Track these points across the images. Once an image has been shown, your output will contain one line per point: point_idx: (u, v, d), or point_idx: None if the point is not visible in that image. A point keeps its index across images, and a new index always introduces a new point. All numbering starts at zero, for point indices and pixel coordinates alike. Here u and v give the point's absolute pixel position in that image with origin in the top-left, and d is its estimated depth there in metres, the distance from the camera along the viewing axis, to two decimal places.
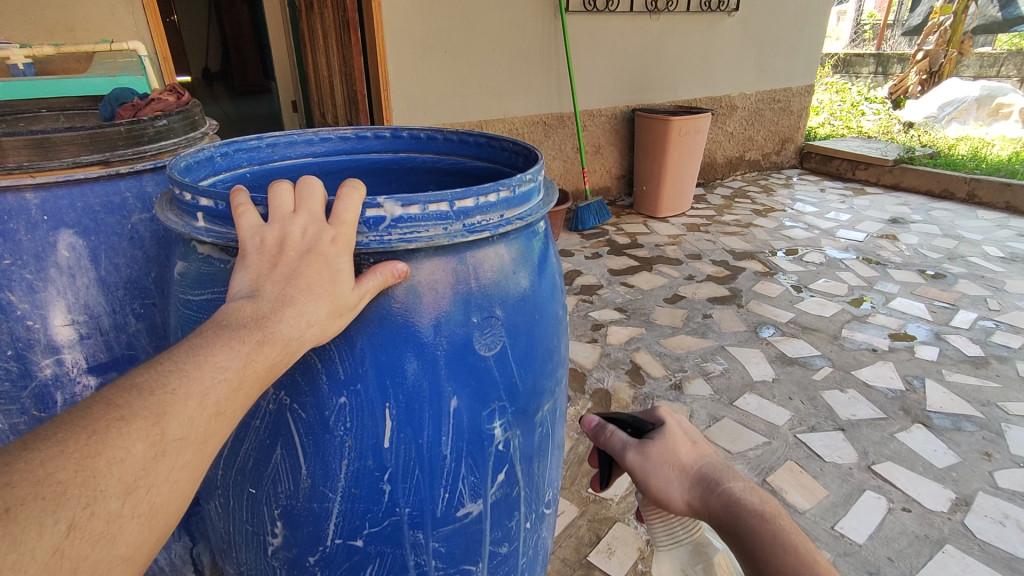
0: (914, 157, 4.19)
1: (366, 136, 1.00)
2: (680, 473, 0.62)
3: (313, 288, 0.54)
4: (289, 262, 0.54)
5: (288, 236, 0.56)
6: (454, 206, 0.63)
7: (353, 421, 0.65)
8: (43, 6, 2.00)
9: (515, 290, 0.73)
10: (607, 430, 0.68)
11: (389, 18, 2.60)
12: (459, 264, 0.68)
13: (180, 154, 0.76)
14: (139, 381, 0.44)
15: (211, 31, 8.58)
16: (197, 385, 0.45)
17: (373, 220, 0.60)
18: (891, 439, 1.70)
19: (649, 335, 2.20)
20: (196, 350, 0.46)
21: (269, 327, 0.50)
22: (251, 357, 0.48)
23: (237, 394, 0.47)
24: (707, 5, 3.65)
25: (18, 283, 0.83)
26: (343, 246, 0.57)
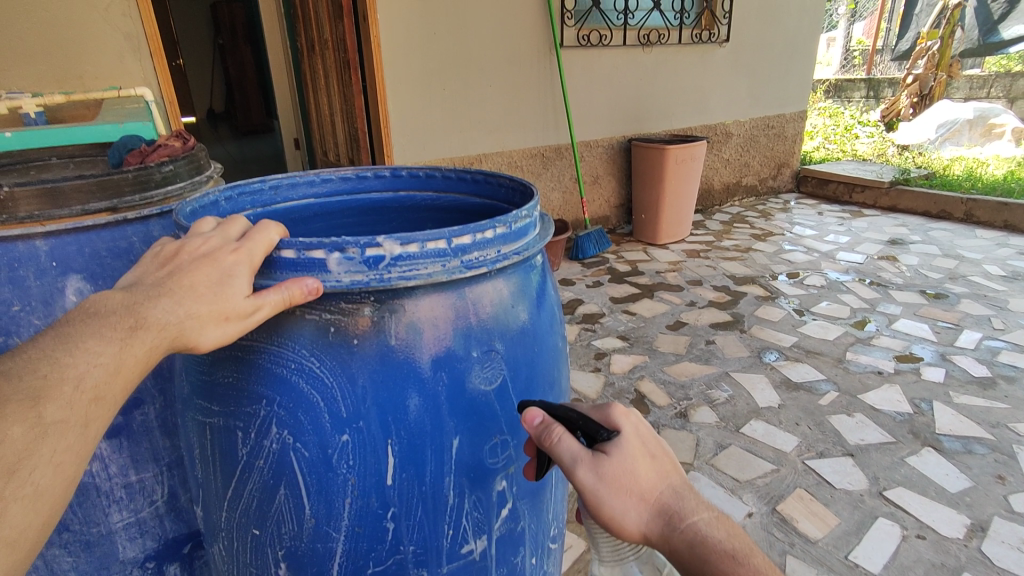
0: (910, 178, 4.23)
1: (366, 175, 1.03)
2: (637, 500, 0.58)
3: (196, 288, 0.55)
4: (180, 263, 0.57)
5: (187, 245, 0.59)
6: (452, 244, 0.64)
7: (356, 459, 0.66)
8: (55, 57, 2.07)
9: (514, 323, 0.74)
10: (554, 437, 0.60)
11: (388, 59, 2.68)
12: (459, 298, 0.69)
13: (186, 199, 0.78)
14: (5, 368, 0.46)
15: (217, 75, 8.80)
16: (71, 370, 0.48)
17: (373, 259, 0.61)
18: (901, 464, 1.68)
19: (652, 363, 2.20)
20: (67, 338, 0.49)
21: (141, 313, 0.52)
22: (126, 343, 0.51)
23: (116, 377, 0.50)
24: (698, 37, 3.74)
25: (26, 329, 0.85)
26: (242, 256, 0.58)
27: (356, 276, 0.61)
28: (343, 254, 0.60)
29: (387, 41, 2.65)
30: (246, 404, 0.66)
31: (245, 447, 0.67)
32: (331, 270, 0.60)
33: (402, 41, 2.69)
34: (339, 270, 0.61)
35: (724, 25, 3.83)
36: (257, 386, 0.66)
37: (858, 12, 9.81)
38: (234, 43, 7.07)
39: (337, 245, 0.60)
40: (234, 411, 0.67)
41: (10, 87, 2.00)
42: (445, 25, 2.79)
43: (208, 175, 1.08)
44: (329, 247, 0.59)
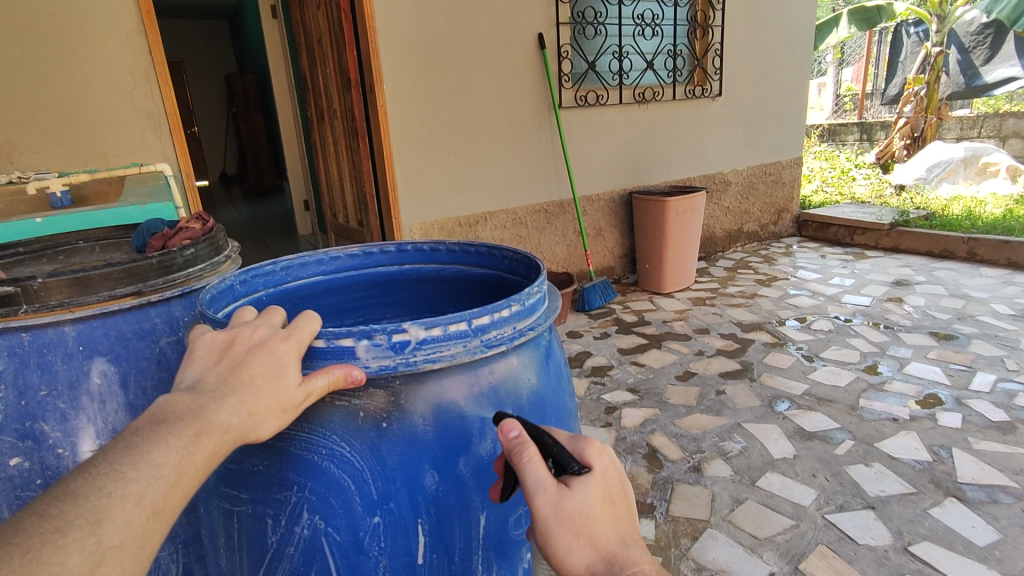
0: (909, 219, 4.28)
1: (373, 251, 1.07)
2: (587, 542, 0.58)
3: (254, 381, 0.57)
4: (236, 355, 0.59)
5: (238, 335, 0.60)
6: (473, 324, 0.68)
7: (387, 540, 0.67)
8: (81, 138, 2.19)
9: (531, 394, 0.77)
10: (524, 457, 0.58)
11: (395, 126, 2.80)
12: (481, 374, 0.71)
13: (205, 288, 0.81)
14: (73, 488, 0.46)
15: (229, 141, 9.18)
16: (134, 485, 0.47)
17: (399, 344, 0.64)
18: (924, 516, 1.64)
19: (663, 416, 2.19)
20: (134, 448, 0.49)
21: (207, 417, 0.53)
22: (190, 451, 0.51)
23: (175, 490, 0.50)
24: (691, 93, 3.89)
25: (52, 413, 0.88)
26: (292, 346, 0.61)
27: (380, 360, 0.64)
28: (371, 341, 0.64)
29: (392, 110, 2.78)
30: (276, 491, 0.68)
31: (275, 534, 0.69)
32: (360, 356, 0.64)
33: (407, 109, 2.82)
34: (367, 356, 0.64)
35: (716, 80, 3.99)
36: (288, 472, 0.67)
37: (845, 60, 10.15)
38: (247, 113, 7.40)
39: (366, 332, 0.63)
40: (264, 498, 0.69)
41: (38, 166, 2.13)
42: (448, 92, 2.93)
43: (226, 256, 1.12)
44: (357, 335, 0.63)
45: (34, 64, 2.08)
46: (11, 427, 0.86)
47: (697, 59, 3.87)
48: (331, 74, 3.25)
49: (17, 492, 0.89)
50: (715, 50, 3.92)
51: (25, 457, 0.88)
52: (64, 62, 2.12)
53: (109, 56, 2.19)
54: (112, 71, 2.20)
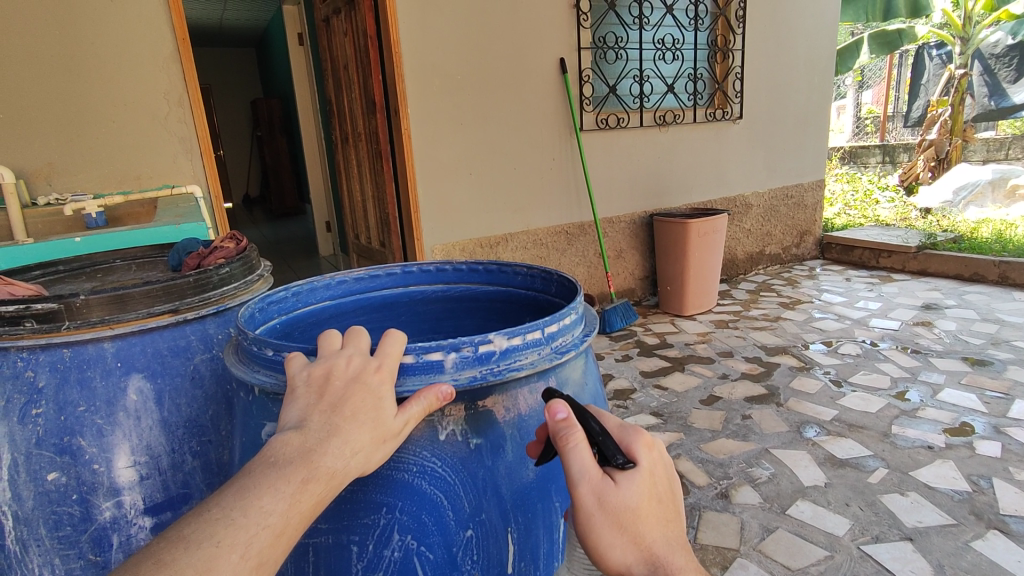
0: (937, 242, 4.21)
1: (378, 274, 1.07)
2: (631, 540, 0.56)
3: (357, 416, 0.56)
4: (336, 391, 0.58)
5: (334, 368, 0.59)
6: (545, 332, 0.70)
7: (479, 552, 0.67)
8: (117, 161, 2.26)
9: (587, 398, 0.80)
10: (570, 442, 0.57)
11: (419, 148, 2.84)
12: (549, 382, 0.73)
13: (242, 311, 0.83)
14: (187, 532, 0.48)
15: (253, 163, 9.41)
16: (243, 534, 0.49)
17: (485, 354, 0.65)
18: (966, 548, 1.58)
19: (688, 441, 2.14)
20: (245, 493, 0.50)
21: (315, 462, 0.53)
22: (296, 498, 0.52)
23: (280, 540, 0.50)
24: (712, 116, 3.90)
25: (88, 429, 0.89)
26: (386, 375, 0.60)
27: (467, 371, 0.64)
28: (459, 353, 0.64)
29: (417, 132, 2.82)
30: (363, 514, 0.65)
31: (361, 561, 0.66)
32: (448, 371, 0.64)
33: (432, 132, 2.87)
34: (453, 367, 0.64)
35: (737, 103, 4.00)
36: (376, 494, 0.65)
37: (866, 83, 10.17)
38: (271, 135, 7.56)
39: (454, 344, 0.64)
40: (348, 524, 0.66)
41: (74, 188, 2.20)
42: (472, 115, 2.98)
43: (259, 274, 1.14)
44: (446, 349, 0.63)
45: (76, 91, 2.16)
46: (50, 441, 0.88)
47: (717, 83, 3.90)
48: (356, 98, 3.32)
49: (54, 507, 0.90)
50: (736, 73, 3.93)
51: (63, 473, 0.89)
52: (105, 89, 2.21)
53: (147, 82, 2.27)
54: (149, 97, 2.29)
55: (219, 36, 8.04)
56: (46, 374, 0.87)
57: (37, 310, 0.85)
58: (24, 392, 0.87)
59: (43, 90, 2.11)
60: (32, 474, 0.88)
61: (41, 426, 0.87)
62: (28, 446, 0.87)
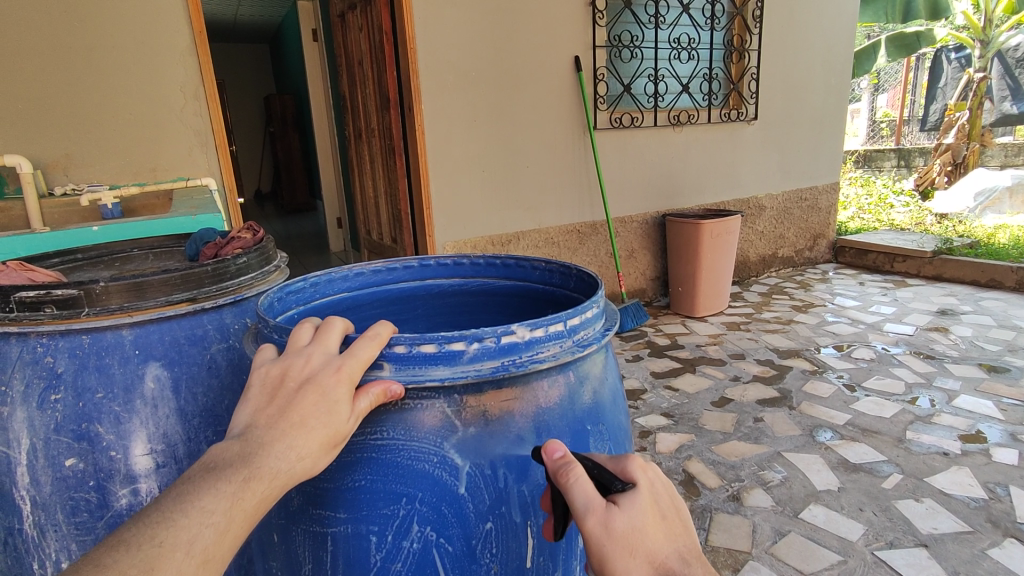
0: (953, 247, 4.16)
1: (395, 267, 1.07)
2: (643, 562, 0.52)
3: (306, 422, 0.55)
4: (287, 394, 0.56)
5: (290, 370, 0.58)
6: (567, 325, 0.70)
7: (498, 546, 0.67)
8: (133, 153, 2.27)
9: (606, 395, 0.79)
10: (571, 476, 0.55)
11: (432, 144, 2.84)
12: (570, 376, 0.73)
13: (262, 297, 0.82)
14: (125, 538, 0.44)
15: (264, 159, 9.47)
16: (185, 532, 0.46)
17: (507, 345, 0.64)
18: (983, 556, 1.55)
19: (700, 442, 2.13)
20: (184, 496, 0.47)
21: (256, 463, 0.51)
22: (239, 497, 0.49)
23: (225, 537, 0.47)
24: (727, 116, 3.88)
25: (107, 416, 0.89)
26: (344, 377, 0.58)
27: (489, 362, 0.64)
28: (481, 342, 0.63)
29: (430, 129, 2.82)
30: (382, 505, 0.66)
31: (379, 552, 0.66)
32: (465, 360, 0.63)
33: (446, 128, 2.86)
34: (474, 357, 0.63)
35: (752, 104, 3.97)
36: (396, 484, 0.66)
37: (882, 86, 10.15)
38: (283, 130, 7.59)
39: (477, 334, 0.63)
40: (366, 515, 0.66)
41: (91, 179, 2.21)
42: (488, 112, 2.97)
43: (276, 266, 1.13)
44: (469, 338, 0.62)
45: (95, 84, 2.18)
46: (68, 427, 0.88)
47: (733, 83, 3.87)
48: (371, 94, 3.32)
49: (71, 492, 0.90)
50: (751, 74, 3.90)
51: (81, 458, 0.89)
52: (122, 81, 2.22)
53: (164, 75, 2.29)
54: (167, 89, 2.30)
55: (235, 33, 8.09)
56: (65, 360, 0.87)
57: (58, 296, 0.85)
58: (43, 377, 0.87)
59: (65, 82, 2.13)
60: (50, 459, 0.88)
61: (60, 411, 0.87)
62: (47, 431, 0.87)
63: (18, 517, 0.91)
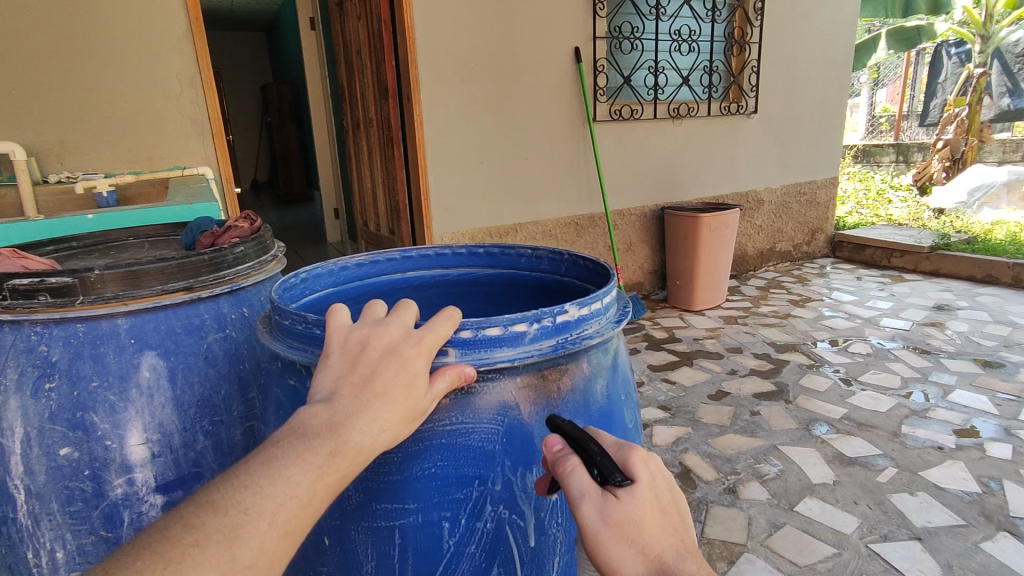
0: (950, 242, 4.16)
1: (378, 260, 1.05)
2: (637, 553, 0.52)
3: (388, 392, 0.54)
4: (369, 361, 0.55)
5: (372, 337, 0.56)
6: (604, 303, 0.74)
7: (561, 515, 0.71)
8: (129, 140, 2.25)
9: (624, 366, 0.85)
10: (566, 468, 0.55)
11: (431, 135, 2.82)
12: (603, 353, 0.77)
13: (274, 290, 0.81)
14: (216, 498, 0.46)
15: (262, 149, 9.41)
16: (269, 502, 0.46)
17: (561, 323, 0.68)
18: (976, 550, 1.56)
19: (696, 435, 2.13)
20: (271, 462, 0.48)
21: (342, 435, 0.50)
22: (324, 470, 0.49)
23: (307, 510, 0.48)
24: (727, 109, 3.86)
25: (101, 405, 0.89)
26: (424, 349, 0.57)
27: (546, 341, 0.67)
28: (540, 323, 0.66)
29: (428, 119, 2.80)
30: (454, 490, 0.66)
31: (452, 537, 0.67)
32: (528, 338, 0.65)
33: (445, 118, 2.84)
34: (534, 337, 0.66)
35: (752, 97, 3.95)
36: (466, 468, 0.66)
37: (881, 81, 10.12)
38: (280, 120, 7.54)
39: (536, 315, 0.65)
40: (439, 501, 0.66)
41: (86, 167, 2.20)
42: (485, 103, 2.95)
43: (272, 255, 1.13)
44: (531, 319, 0.65)
45: (93, 70, 2.16)
46: (63, 416, 0.87)
47: (733, 76, 3.86)
48: (369, 84, 3.30)
49: (66, 482, 0.89)
50: (752, 67, 3.88)
51: (75, 448, 0.89)
52: (118, 69, 2.20)
53: (159, 60, 2.26)
54: (162, 75, 2.27)
55: (232, 21, 8.03)
56: (59, 348, 0.86)
57: (51, 284, 0.84)
58: (37, 366, 0.86)
59: (61, 69, 2.11)
60: (45, 448, 0.87)
61: (54, 400, 0.87)
62: (41, 420, 0.87)
63: (12, 506, 0.90)
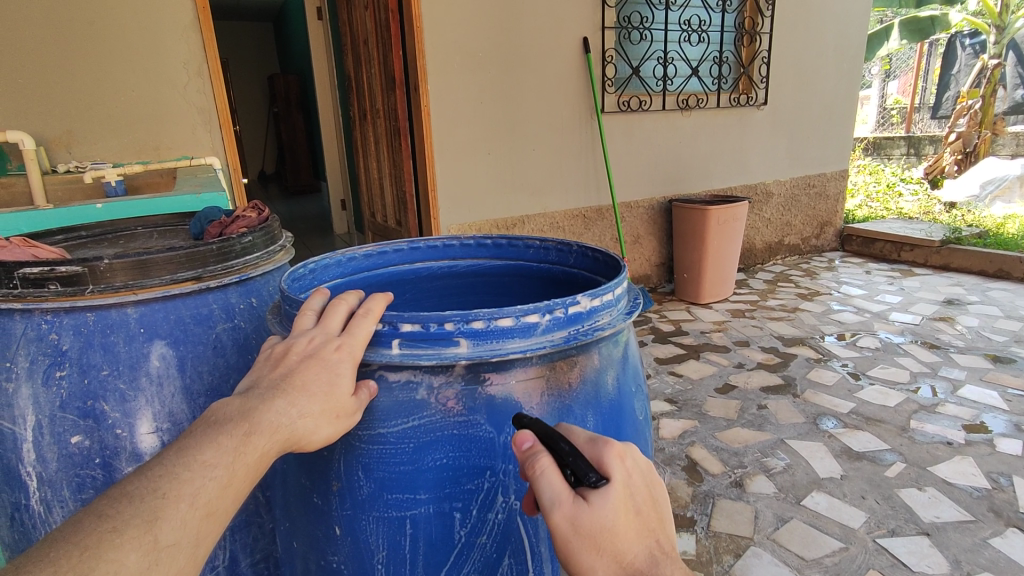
0: (961, 237, 4.12)
1: (387, 251, 1.03)
2: (609, 558, 0.51)
3: (308, 388, 0.57)
4: (290, 364, 0.59)
5: (293, 345, 0.60)
6: (615, 294, 0.73)
7: None
8: (137, 131, 2.25)
9: (635, 357, 0.85)
10: (537, 470, 0.52)
11: (438, 126, 2.81)
12: (614, 345, 0.77)
13: (283, 280, 0.81)
14: (130, 488, 0.46)
15: (269, 139, 9.43)
16: (187, 486, 0.48)
17: (573, 315, 0.67)
18: (985, 545, 1.56)
19: (703, 429, 2.12)
20: (185, 450, 0.49)
21: (255, 417, 0.53)
22: (241, 451, 0.51)
23: (227, 491, 0.50)
24: (736, 101, 3.82)
25: (112, 394, 0.89)
26: (346, 354, 0.60)
27: (559, 332, 0.66)
28: (552, 314, 0.65)
29: (436, 108, 2.78)
30: (466, 480, 0.66)
31: (463, 527, 0.67)
32: (540, 329, 0.65)
33: (451, 107, 2.82)
34: (546, 329, 0.65)
35: (762, 88, 3.91)
36: (478, 458, 0.66)
37: (893, 72, 10.03)
38: (287, 110, 7.54)
39: (549, 306, 0.65)
40: (450, 492, 0.66)
41: (94, 156, 2.20)
42: (492, 93, 2.93)
43: (281, 245, 1.12)
44: (543, 310, 0.64)
45: (99, 59, 2.15)
46: (74, 405, 0.88)
47: (743, 67, 3.81)
48: (376, 74, 3.28)
49: (78, 469, 0.90)
50: (762, 58, 3.85)
51: (87, 436, 0.89)
52: (124, 59, 2.19)
53: (166, 51, 2.25)
54: (169, 65, 2.26)
55: (240, 10, 8.00)
56: (70, 337, 0.87)
57: (62, 273, 0.84)
58: (48, 354, 0.86)
59: (67, 58, 2.11)
60: (56, 436, 0.88)
61: (66, 389, 0.87)
62: (53, 408, 0.87)
63: (24, 492, 0.91)
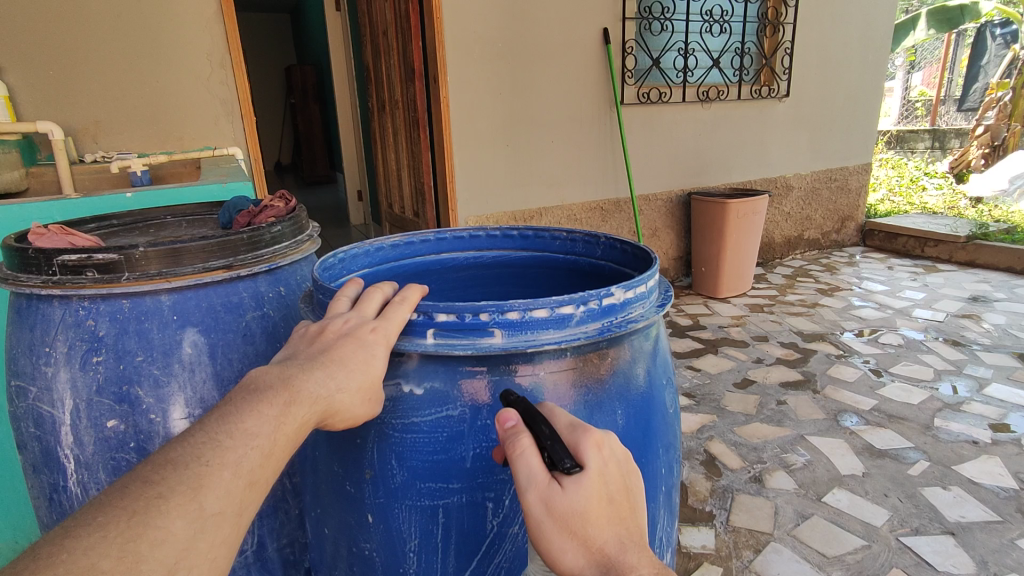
0: (988, 232, 4.04)
1: (414, 241, 1.04)
2: (580, 544, 0.50)
3: (345, 364, 0.58)
4: (327, 342, 0.60)
5: (329, 325, 0.61)
6: (648, 286, 0.72)
7: None
8: (160, 121, 2.28)
9: (665, 350, 0.84)
10: (515, 450, 0.53)
11: (457, 117, 2.80)
12: (645, 337, 0.77)
13: (314, 269, 0.82)
14: (174, 456, 0.47)
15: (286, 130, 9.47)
16: (231, 454, 0.48)
17: (607, 306, 0.66)
18: (1012, 546, 1.53)
19: (721, 423, 2.11)
20: (228, 418, 0.50)
21: (295, 387, 0.54)
22: (281, 421, 0.52)
23: (269, 460, 0.50)
24: (758, 93, 3.77)
25: (146, 379, 0.90)
26: (381, 336, 0.61)
27: (593, 324, 0.66)
28: (586, 306, 0.65)
29: (455, 99, 2.77)
30: (498, 470, 0.66)
31: (495, 518, 0.67)
32: (574, 320, 0.64)
33: (470, 98, 2.81)
34: (581, 320, 0.65)
35: (785, 80, 3.85)
36: None
37: (918, 63, 9.81)
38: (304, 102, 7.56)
39: (583, 298, 0.64)
40: (483, 482, 0.67)
41: (119, 147, 2.23)
42: (511, 85, 2.91)
43: (308, 235, 1.13)
44: (577, 302, 0.64)
45: (124, 51, 2.17)
46: (109, 390, 0.89)
47: (765, 58, 3.76)
48: (395, 65, 3.28)
49: (113, 453, 0.91)
50: (785, 49, 3.79)
51: (122, 420, 0.90)
52: (148, 50, 2.21)
53: (189, 42, 2.27)
54: (192, 55, 2.28)
55: None
56: (106, 323, 0.88)
57: (98, 260, 0.86)
58: (85, 340, 0.88)
59: (93, 50, 2.13)
60: (92, 420, 0.90)
61: (102, 373, 0.89)
62: (89, 392, 0.89)
63: (62, 474, 0.93)
